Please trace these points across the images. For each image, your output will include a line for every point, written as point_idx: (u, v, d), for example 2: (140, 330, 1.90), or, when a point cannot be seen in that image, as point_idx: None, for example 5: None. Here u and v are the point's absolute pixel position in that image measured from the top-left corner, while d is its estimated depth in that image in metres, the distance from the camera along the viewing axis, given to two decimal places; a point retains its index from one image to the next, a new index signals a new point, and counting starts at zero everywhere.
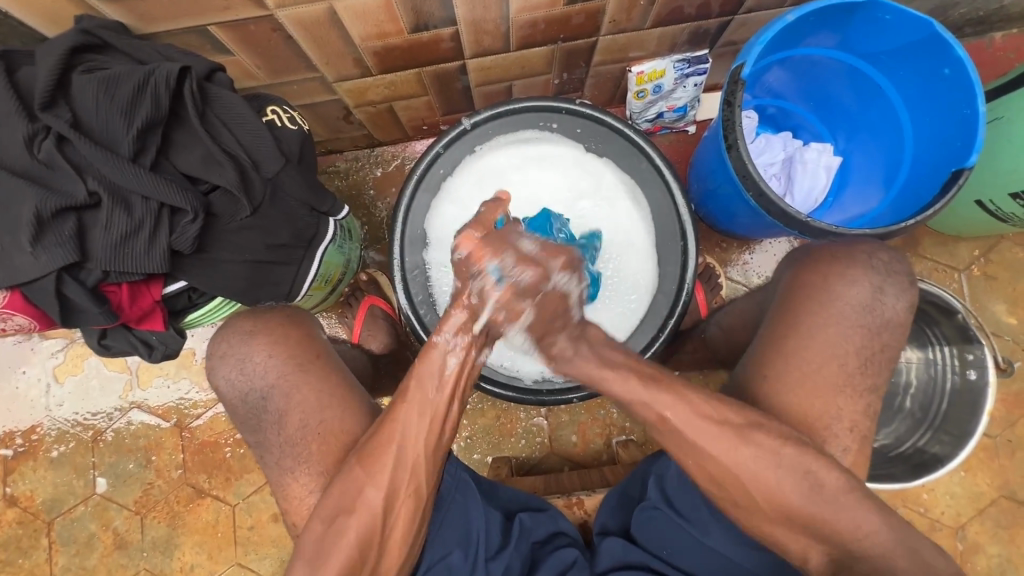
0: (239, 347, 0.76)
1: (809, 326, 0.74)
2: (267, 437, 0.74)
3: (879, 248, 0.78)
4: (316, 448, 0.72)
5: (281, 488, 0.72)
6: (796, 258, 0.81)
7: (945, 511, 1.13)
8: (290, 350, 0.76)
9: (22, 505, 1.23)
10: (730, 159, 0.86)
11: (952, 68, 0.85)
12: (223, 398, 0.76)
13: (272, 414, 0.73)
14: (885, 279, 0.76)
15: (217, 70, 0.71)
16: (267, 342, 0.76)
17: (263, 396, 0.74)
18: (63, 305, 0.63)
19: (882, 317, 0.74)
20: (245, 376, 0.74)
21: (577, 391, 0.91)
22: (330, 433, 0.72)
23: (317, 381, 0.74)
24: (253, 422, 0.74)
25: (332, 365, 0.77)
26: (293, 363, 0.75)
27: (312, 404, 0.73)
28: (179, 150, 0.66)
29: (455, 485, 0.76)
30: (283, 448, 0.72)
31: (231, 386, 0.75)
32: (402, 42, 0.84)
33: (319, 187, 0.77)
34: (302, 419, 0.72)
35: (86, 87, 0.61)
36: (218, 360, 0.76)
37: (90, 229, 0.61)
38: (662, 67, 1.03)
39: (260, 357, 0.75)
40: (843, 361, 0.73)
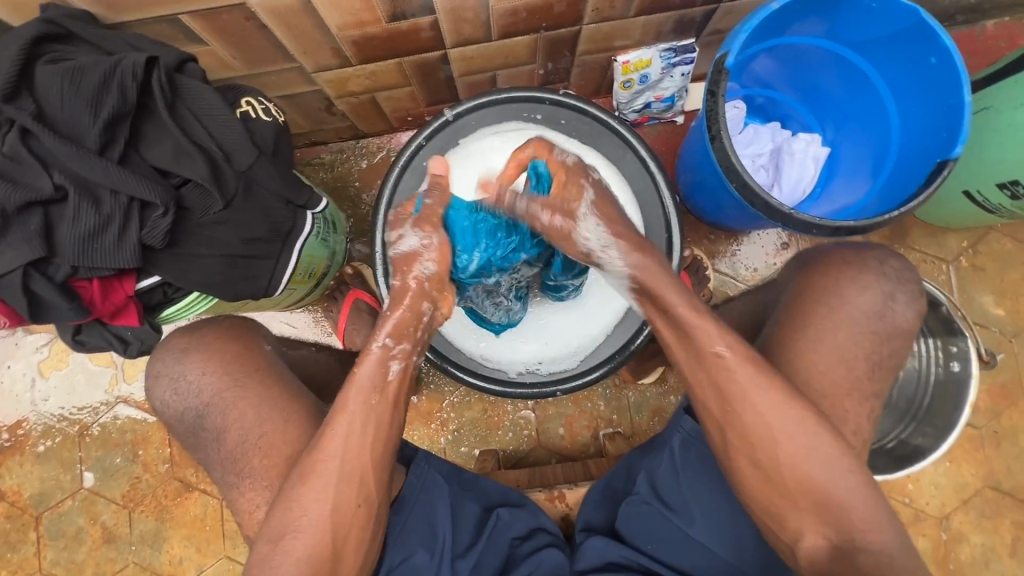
0: (173, 366, 0.77)
1: (817, 330, 0.74)
2: (208, 453, 0.75)
3: (890, 255, 0.79)
4: (259, 463, 0.72)
5: (233, 501, 0.74)
6: (808, 259, 0.83)
7: (930, 502, 1.14)
8: (226, 366, 0.77)
9: (9, 500, 1.23)
10: (714, 150, 0.85)
11: (938, 57, 0.84)
12: (161, 416, 0.78)
13: (211, 431, 0.75)
14: (897, 288, 0.77)
15: (188, 60, 0.70)
16: (201, 358, 0.77)
17: (199, 414, 0.75)
18: (31, 301, 0.62)
19: (893, 324, 0.75)
20: (179, 395, 0.76)
21: (561, 384, 0.91)
22: (273, 446, 0.73)
23: (254, 396, 0.75)
24: (193, 439, 0.77)
25: (273, 379, 0.78)
26: (229, 379, 0.76)
27: (250, 420, 0.74)
28: (149, 143, 0.64)
29: (418, 483, 0.77)
30: (224, 465, 0.73)
31: (167, 406, 0.77)
32: (381, 31, 0.83)
33: (295, 180, 0.76)
34: (241, 434, 0.74)
35: (50, 78, 0.60)
36: (154, 379, 0.78)
37: (57, 224, 0.60)
38: (648, 57, 1.02)
39: (194, 375, 0.76)
40: (853, 365, 0.73)
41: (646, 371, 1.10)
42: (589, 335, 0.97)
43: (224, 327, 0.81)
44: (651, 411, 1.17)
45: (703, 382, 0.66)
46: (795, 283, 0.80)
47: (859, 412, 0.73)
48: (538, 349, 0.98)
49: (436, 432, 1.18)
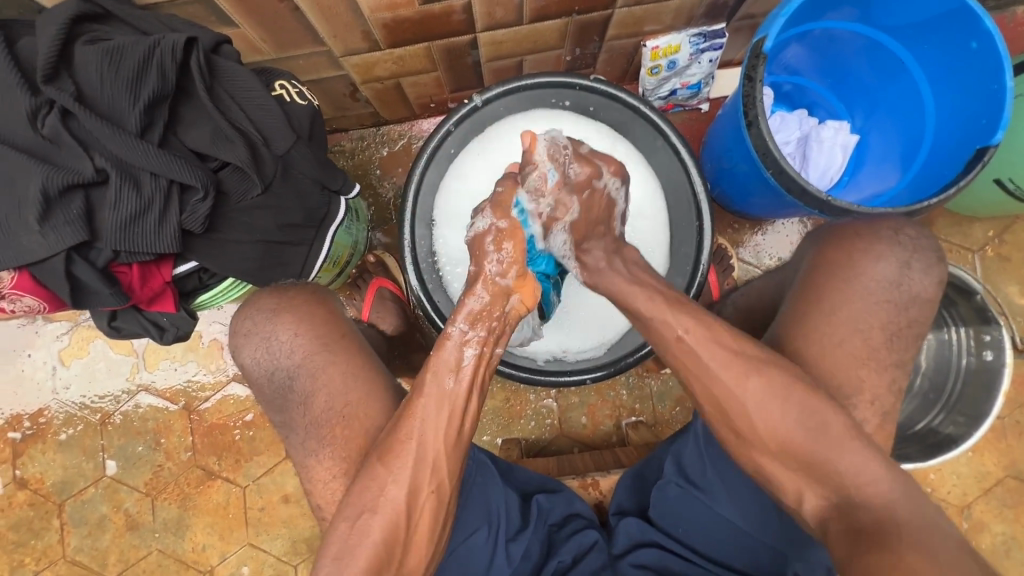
0: (264, 326, 0.73)
1: (832, 302, 0.73)
2: (292, 418, 0.72)
3: (905, 223, 0.77)
4: (340, 433, 0.70)
5: (306, 470, 0.71)
6: (820, 235, 0.80)
7: (952, 491, 1.14)
8: (316, 328, 0.73)
9: (32, 487, 1.23)
10: (750, 136, 0.84)
11: (979, 42, 0.83)
12: (247, 377, 0.74)
13: (299, 396, 0.71)
14: (913, 255, 0.74)
15: (223, 42, 0.68)
16: (292, 319, 0.73)
17: (290, 376, 0.72)
18: (73, 286, 0.61)
19: (909, 293, 0.73)
20: (271, 355, 0.72)
21: (591, 371, 0.91)
22: (355, 417, 0.70)
23: (344, 360, 0.72)
24: (279, 402, 0.73)
25: (360, 347, 0.75)
26: (319, 342, 0.73)
27: (335, 387, 0.71)
28: (188, 126, 0.64)
29: (477, 465, 0.77)
30: (307, 430, 0.70)
31: (257, 366, 0.73)
32: (413, 13, 0.81)
33: (329, 164, 0.75)
34: (328, 401, 0.71)
35: (89, 58, 0.59)
36: (242, 338, 0.74)
37: (98, 208, 0.60)
38: (678, 42, 1.00)
39: (286, 336, 0.73)
40: (867, 336, 0.71)
41: None
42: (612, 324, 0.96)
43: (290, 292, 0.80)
44: (674, 400, 1.17)
45: None
46: (809, 258, 0.78)
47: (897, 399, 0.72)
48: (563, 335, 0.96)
49: None
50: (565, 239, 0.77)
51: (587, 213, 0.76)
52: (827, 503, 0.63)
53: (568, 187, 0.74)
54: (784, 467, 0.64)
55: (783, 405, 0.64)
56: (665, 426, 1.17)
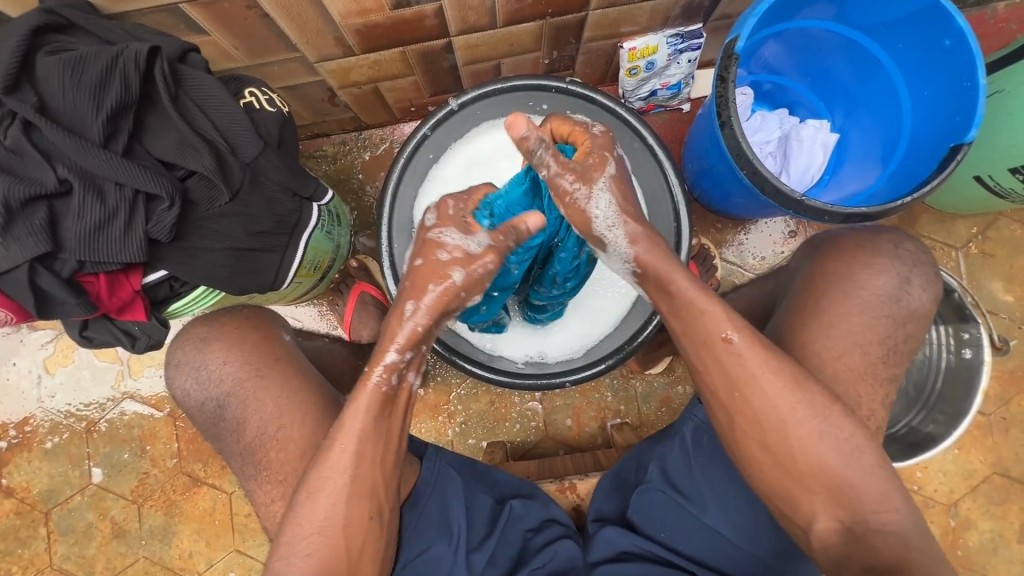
0: (194, 356, 0.79)
1: (831, 315, 0.72)
2: (227, 443, 0.77)
3: (904, 238, 0.78)
4: (274, 456, 0.73)
5: (251, 494, 0.75)
6: (818, 245, 0.80)
7: (939, 489, 1.14)
8: (245, 356, 0.78)
9: (18, 496, 1.23)
10: (724, 136, 0.83)
11: (953, 40, 0.83)
12: (183, 405, 0.80)
13: (231, 421, 0.76)
14: (913, 270, 0.75)
15: (190, 50, 0.69)
16: (219, 349, 0.79)
17: (219, 404, 0.77)
18: (37, 297, 0.61)
19: (909, 308, 0.73)
20: (201, 384, 0.78)
21: (572, 374, 0.90)
22: (288, 441, 0.73)
23: (275, 387, 0.76)
24: (214, 429, 0.78)
25: (291, 369, 0.79)
26: (249, 368, 0.77)
27: (269, 411, 0.75)
28: (153, 135, 0.64)
29: (431, 477, 0.78)
30: (243, 456, 0.75)
31: (188, 394, 0.78)
32: (385, 19, 0.81)
33: (300, 170, 0.75)
34: (260, 426, 0.75)
35: (50, 69, 0.59)
36: (175, 368, 0.80)
37: (62, 218, 0.59)
38: (655, 43, 1.00)
39: (215, 364, 0.78)
40: (866, 350, 0.71)
41: (653, 362, 1.11)
42: (587, 336, 0.97)
43: (244, 315, 0.83)
44: (659, 401, 1.17)
45: (712, 380, 0.64)
46: (807, 270, 0.78)
47: (873, 398, 0.71)
48: (540, 340, 0.97)
49: (444, 425, 1.18)
50: (608, 198, 0.62)
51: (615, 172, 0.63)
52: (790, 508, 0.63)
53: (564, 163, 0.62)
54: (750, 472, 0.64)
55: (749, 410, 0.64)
56: (649, 427, 1.17)
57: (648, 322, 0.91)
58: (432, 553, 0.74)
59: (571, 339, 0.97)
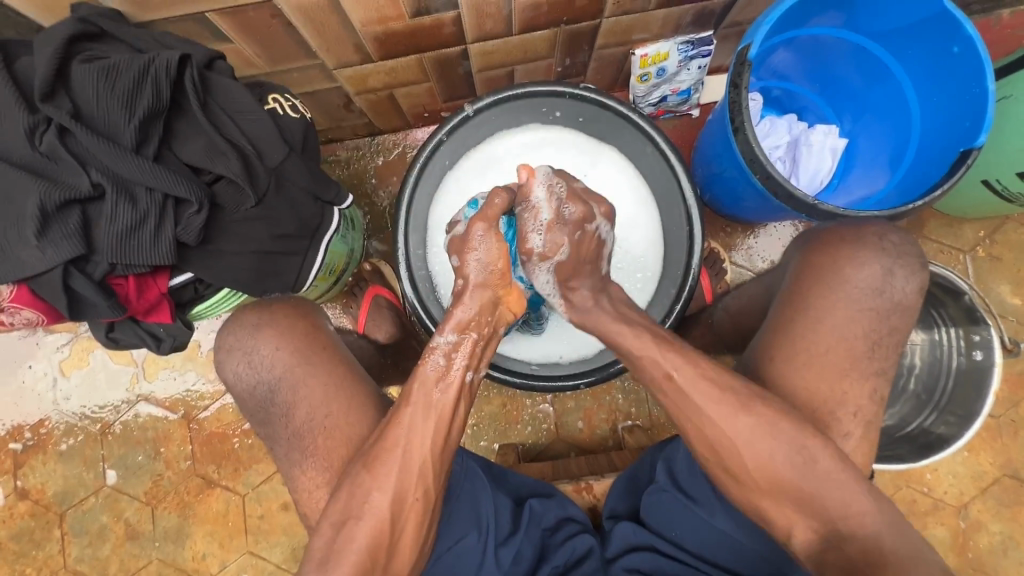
0: (245, 340, 0.76)
1: (817, 310, 0.71)
2: (275, 430, 0.74)
3: (890, 229, 0.75)
4: (323, 443, 0.72)
5: (292, 480, 0.73)
6: (807, 240, 0.78)
7: (948, 491, 1.15)
8: (297, 342, 0.75)
9: (33, 498, 1.24)
10: (737, 142, 0.85)
11: (961, 47, 0.83)
12: (231, 390, 0.77)
13: (281, 408, 0.74)
14: (896, 261, 0.72)
15: (217, 58, 0.70)
16: (273, 334, 0.76)
17: (271, 389, 0.74)
18: (70, 298, 0.62)
19: (892, 300, 0.71)
20: (252, 368, 0.74)
21: (585, 377, 0.89)
22: (338, 427, 0.72)
23: (323, 375, 0.74)
24: (262, 414, 0.75)
25: (340, 358, 0.77)
26: (300, 355, 0.75)
27: (318, 398, 0.73)
28: (182, 140, 0.65)
29: (462, 472, 0.77)
30: (290, 442, 0.72)
31: (239, 379, 0.75)
32: (404, 27, 0.83)
33: (322, 175, 0.76)
34: (309, 412, 0.73)
35: (86, 76, 0.60)
36: (225, 353, 0.76)
37: (95, 222, 0.61)
38: (666, 50, 1.02)
39: (267, 350, 0.75)
40: (851, 344, 0.70)
41: None
42: None
43: (292, 304, 0.80)
44: None
45: (714, 388, 0.66)
46: (795, 264, 0.76)
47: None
48: (563, 343, 0.99)
49: None
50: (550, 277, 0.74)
51: (577, 252, 0.71)
52: (808, 515, 0.64)
53: (562, 226, 0.69)
54: (773, 479, 0.64)
55: (769, 421, 0.65)
56: (660, 430, 1.17)
57: (661, 325, 0.91)
58: (464, 545, 0.74)
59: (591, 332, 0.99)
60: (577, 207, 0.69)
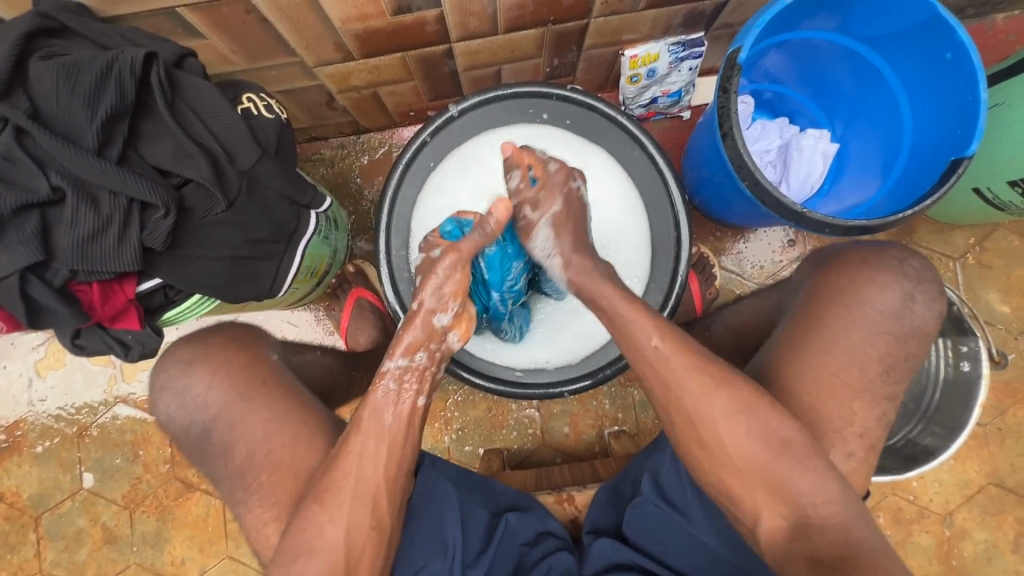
0: (178, 379, 0.75)
1: (831, 331, 0.70)
2: (215, 468, 0.73)
3: (910, 253, 0.74)
4: (265, 480, 0.70)
5: (240, 515, 0.71)
6: (824, 259, 0.77)
7: (934, 499, 1.14)
8: (231, 379, 0.74)
9: (8, 501, 1.22)
10: (725, 147, 0.83)
11: (954, 53, 0.82)
12: (168, 429, 0.76)
13: (218, 447, 0.72)
14: (917, 286, 0.71)
15: (187, 55, 0.67)
16: (207, 370, 0.75)
17: (207, 428, 0.73)
18: (29, 306, 0.60)
19: (912, 325, 0.70)
20: (186, 409, 0.73)
21: (569, 385, 0.90)
22: (280, 463, 0.70)
23: (263, 409, 0.72)
24: (200, 453, 0.74)
25: (281, 389, 0.74)
26: (236, 392, 0.73)
27: (258, 434, 0.71)
28: (149, 141, 0.62)
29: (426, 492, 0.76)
30: (232, 480, 0.70)
31: (173, 420, 0.75)
32: (385, 25, 0.80)
33: (298, 177, 0.74)
34: (249, 449, 0.71)
35: (43, 74, 0.58)
36: (158, 392, 0.76)
37: (54, 227, 0.58)
38: (656, 51, 1.00)
39: (200, 388, 0.74)
40: (865, 367, 0.69)
41: None
42: (591, 335, 0.94)
43: (229, 334, 0.80)
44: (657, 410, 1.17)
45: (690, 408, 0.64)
46: (808, 284, 0.75)
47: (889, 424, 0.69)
48: (547, 347, 0.95)
49: (440, 431, 1.17)
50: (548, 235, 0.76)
51: (567, 209, 0.76)
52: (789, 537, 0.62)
53: (551, 181, 0.76)
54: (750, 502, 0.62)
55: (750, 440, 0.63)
56: (647, 436, 1.16)
57: None
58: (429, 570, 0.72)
59: (575, 339, 0.95)
60: (560, 164, 0.77)
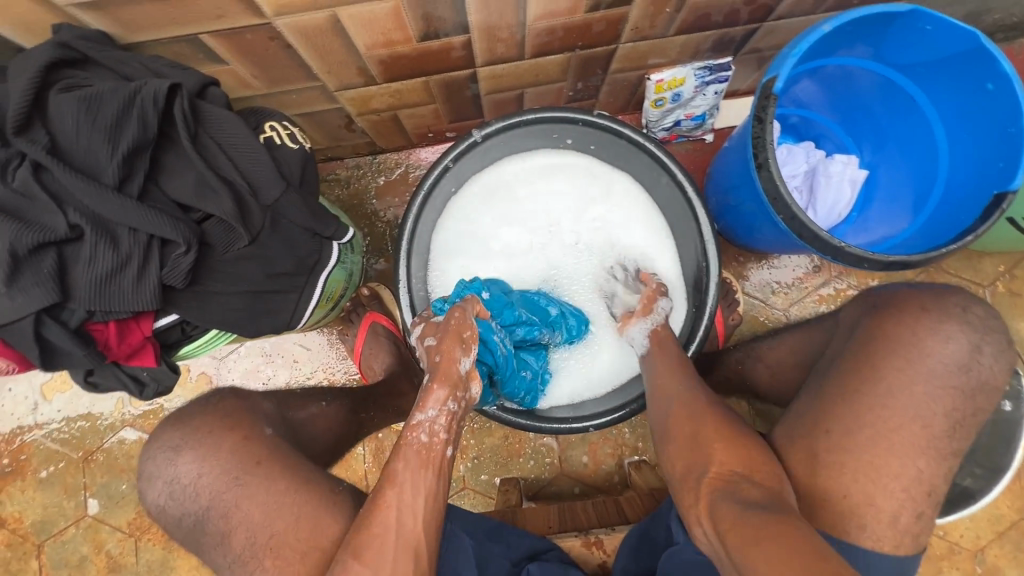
0: (167, 467, 0.72)
1: (889, 385, 0.66)
2: (214, 557, 0.69)
3: (973, 299, 0.71)
4: (269, 564, 0.65)
5: None
6: (876, 301, 0.74)
7: (965, 535, 1.11)
8: (220, 466, 0.70)
9: (10, 527, 1.19)
10: (760, 178, 0.80)
11: (995, 84, 0.79)
12: (159, 520, 0.73)
13: (213, 535, 0.69)
14: (982, 337, 0.68)
15: (210, 84, 0.65)
16: (194, 458, 0.71)
17: (200, 518, 0.70)
18: (43, 348, 0.58)
19: (978, 378, 0.67)
20: (176, 500, 0.71)
21: (595, 419, 0.85)
22: (283, 545, 0.66)
23: (260, 493, 0.69)
24: (196, 541, 0.70)
25: (276, 468, 0.71)
26: (228, 478, 0.70)
27: (255, 519, 0.68)
28: (170, 175, 0.60)
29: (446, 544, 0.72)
30: (232, 568, 0.67)
31: (165, 510, 0.72)
32: (411, 50, 0.78)
33: (322, 210, 0.71)
34: (247, 536, 0.67)
35: (64, 107, 0.55)
36: (147, 482, 0.73)
37: (71, 265, 0.56)
38: (683, 75, 0.98)
39: (189, 477, 0.71)
40: (928, 423, 0.66)
41: None
42: (621, 364, 0.93)
43: (221, 410, 0.76)
44: None
45: None
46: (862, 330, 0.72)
47: (935, 474, 0.66)
48: (581, 378, 0.93)
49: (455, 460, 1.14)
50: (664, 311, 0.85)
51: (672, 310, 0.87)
52: None
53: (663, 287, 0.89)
54: None
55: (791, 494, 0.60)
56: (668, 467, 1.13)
57: None
58: None
59: (606, 365, 0.93)
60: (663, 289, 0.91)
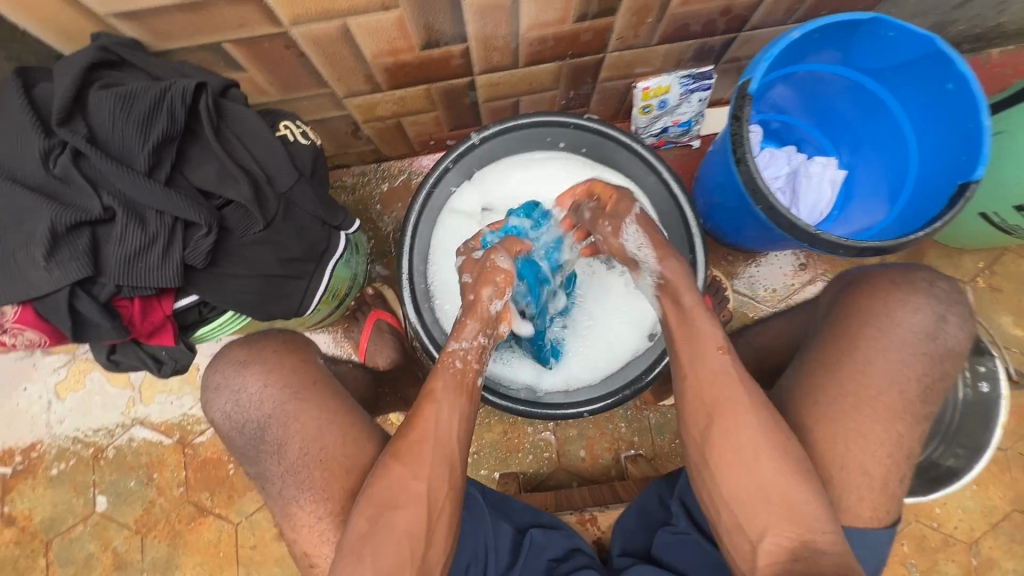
0: (234, 378, 0.76)
1: (866, 353, 0.71)
2: (268, 467, 0.73)
3: (939, 275, 0.75)
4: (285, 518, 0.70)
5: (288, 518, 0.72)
6: (851, 280, 0.78)
7: (958, 526, 1.12)
8: (284, 379, 0.75)
9: (20, 525, 1.21)
10: (739, 172, 0.86)
11: (955, 84, 0.86)
12: (220, 430, 0.77)
13: (271, 444, 0.73)
14: (948, 308, 0.72)
15: (231, 86, 0.71)
16: (260, 371, 0.76)
17: (261, 426, 0.74)
18: (74, 320, 0.63)
19: (946, 346, 0.71)
20: (243, 407, 0.75)
21: (590, 403, 0.87)
22: (331, 460, 0.71)
23: (316, 409, 0.74)
24: (253, 452, 0.74)
25: (329, 391, 0.76)
26: (288, 392, 0.75)
27: (309, 433, 0.73)
28: (193, 165, 0.66)
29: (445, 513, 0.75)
30: (286, 476, 0.71)
31: (228, 419, 0.76)
32: (413, 58, 0.85)
33: (330, 201, 0.77)
34: (303, 446, 0.72)
35: (102, 103, 0.61)
36: (213, 390, 0.77)
37: (103, 244, 0.61)
38: (667, 83, 1.05)
39: (254, 388, 0.75)
40: (904, 389, 0.69)
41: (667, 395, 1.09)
42: (617, 350, 0.96)
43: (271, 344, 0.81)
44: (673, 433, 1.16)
45: None
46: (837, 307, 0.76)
47: (909, 443, 0.69)
48: (586, 368, 0.96)
49: None
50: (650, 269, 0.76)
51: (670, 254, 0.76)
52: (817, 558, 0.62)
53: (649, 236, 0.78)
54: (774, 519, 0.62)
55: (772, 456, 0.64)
56: (665, 460, 1.15)
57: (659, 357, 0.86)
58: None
59: (602, 351, 0.97)
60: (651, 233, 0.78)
